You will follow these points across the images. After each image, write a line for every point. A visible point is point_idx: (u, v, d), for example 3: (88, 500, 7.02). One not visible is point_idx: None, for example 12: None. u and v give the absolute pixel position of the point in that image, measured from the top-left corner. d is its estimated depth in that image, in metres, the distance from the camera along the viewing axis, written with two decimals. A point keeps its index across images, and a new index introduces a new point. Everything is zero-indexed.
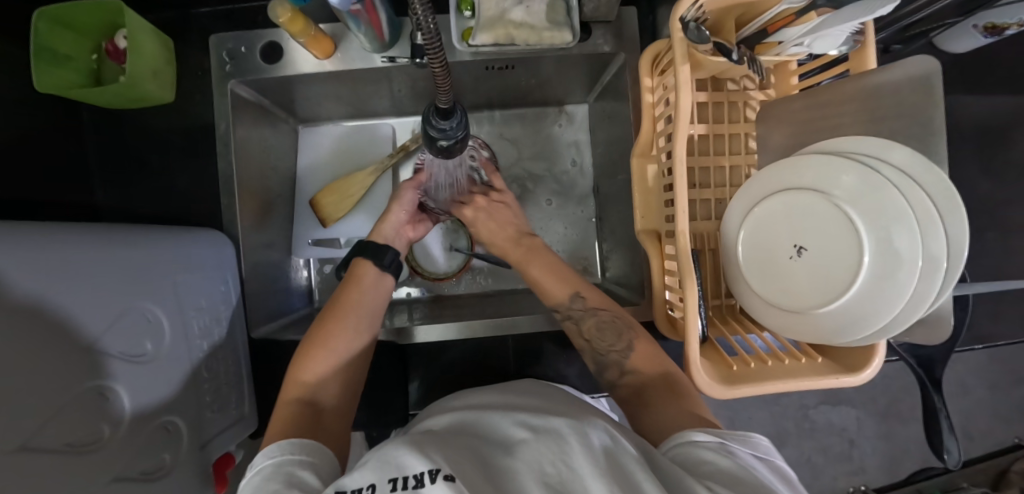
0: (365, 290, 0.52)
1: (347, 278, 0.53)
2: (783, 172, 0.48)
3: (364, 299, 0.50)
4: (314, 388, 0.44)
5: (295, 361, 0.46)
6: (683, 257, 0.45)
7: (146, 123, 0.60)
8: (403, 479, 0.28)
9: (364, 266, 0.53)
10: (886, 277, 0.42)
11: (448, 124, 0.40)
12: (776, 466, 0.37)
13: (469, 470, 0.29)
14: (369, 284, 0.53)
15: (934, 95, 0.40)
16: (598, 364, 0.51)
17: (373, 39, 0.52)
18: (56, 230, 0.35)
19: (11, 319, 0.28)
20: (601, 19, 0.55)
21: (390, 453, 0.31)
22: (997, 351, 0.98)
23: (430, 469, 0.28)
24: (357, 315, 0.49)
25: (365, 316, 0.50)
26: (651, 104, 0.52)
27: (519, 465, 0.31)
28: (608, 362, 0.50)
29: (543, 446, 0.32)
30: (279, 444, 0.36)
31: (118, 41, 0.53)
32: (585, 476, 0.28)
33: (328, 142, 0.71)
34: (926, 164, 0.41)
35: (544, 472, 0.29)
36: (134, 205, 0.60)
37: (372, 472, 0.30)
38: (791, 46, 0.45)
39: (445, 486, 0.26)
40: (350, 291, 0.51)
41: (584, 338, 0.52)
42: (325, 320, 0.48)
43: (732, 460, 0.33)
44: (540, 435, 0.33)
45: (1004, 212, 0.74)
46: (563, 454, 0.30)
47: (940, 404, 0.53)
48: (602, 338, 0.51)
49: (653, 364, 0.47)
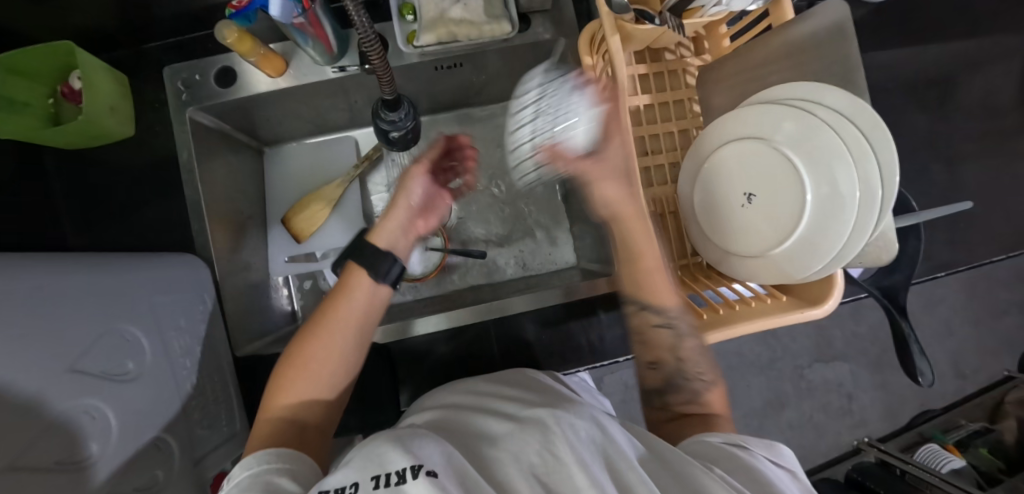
0: (354, 303, 0.47)
1: (339, 284, 0.49)
2: (731, 123, 0.51)
3: (351, 314, 0.47)
4: (297, 406, 0.44)
5: (277, 375, 0.46)
6: (640, 220, 0.47)
7: (110, 159, 0.61)
8: (386, 476, 0.27)
9: (357, 277, 0.48)
10: (829, 214, 0.45)
11: (397, 116, 0.42)
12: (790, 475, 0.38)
13: (453, 465, 0.29)
14: (362, 299, 0.48)
15: (847, 37, 0.43)
16: (671, 384, 0.48)
17: (322, 53, 0.54)
18: (24, 259, 0.36)
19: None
20: (537, 9, 0.58)
21: (374, 451, 0.30)
22: (972, 285, 1.01)
23: (413, 465, 0.27)
24: (342, 334, 0.46)
25: (350, 333, 0.46)
26: (594, 80, 0.54)
27: (503, 456, 0.32)
28: (687, 386, 0.47)
29: (530, 437, 0.33)
30: (256, 456, 0.36)
31: (73, 83, 0.54)
32: (568, 467, 0.30)
33: (294, 162, 0.73)
34: (851, 100, 0.44)
35: (531, 463, 0.30)
36: (104, 242, 0.60)
37: (356, 471, 0.28)
38: (712, 7, 0.48)
39: (428, 484, 0.26)
40: (338, 305, 0.47)
41: (676, 356, 0.48)
42: (306, 338, 0.46)
43: (741, 457, 0.36)
44: (524, 428, 0.35)
45: (947, 148, 0.78)
46: (549, 445, 0.31)
47: (909, 329, 0.55)
48: (691, 362, 0.48)
49: (722, 407, 0.47)
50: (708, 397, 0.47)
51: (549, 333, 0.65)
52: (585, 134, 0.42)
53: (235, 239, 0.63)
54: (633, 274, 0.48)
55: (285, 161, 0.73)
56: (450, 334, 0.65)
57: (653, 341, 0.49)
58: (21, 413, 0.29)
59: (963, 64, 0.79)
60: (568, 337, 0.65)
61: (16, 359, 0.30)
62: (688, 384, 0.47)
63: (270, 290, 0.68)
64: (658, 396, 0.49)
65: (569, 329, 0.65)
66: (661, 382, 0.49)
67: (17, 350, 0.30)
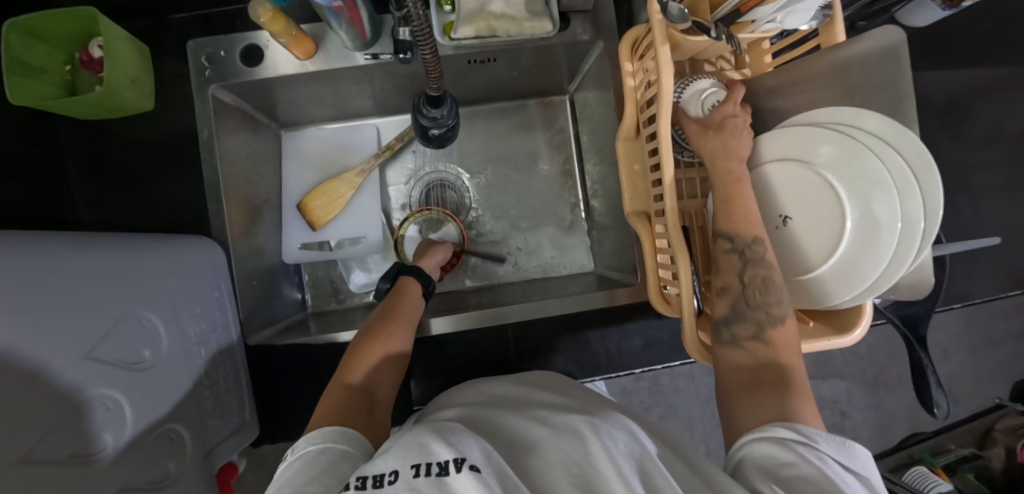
0: (414, 302, 0.55)
1: (396, 291, 0.55)
2: (772, 144, 0.50)
3: (413, 312, 0.53)
4: (372, 379, 0.44)
5: (347, 358, 0.46)
6: (674, 234, 0.46)
7: (126, 132, 0.59)
8: (428, 466, 0.25)
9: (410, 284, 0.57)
10: (868, 244, 0.44)
11: (439, 112, 0.42)
12: (870, 481, 0.33)
13: (494, 464, 0.27)
14: (415, 301, 0.55)
15: (902, 63, 0.42)
16: (732, 312, 0.42)
17: (354, 37, 0.52)
18: (44, 243, 0.34)
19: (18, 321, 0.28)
20: (578, 9, 0.56)
21: (415, 439, 0.28)
22: (974, 313, 1.01)
23: (456, 458, 0.25)
24: (409, 322, 0.51)
25: (413, 324, 0.52)
26: (633, 88, 0.53)
27: (545, 464, 0.30)
28: (746, 314, 0.41)
29: (568, 444, 0.32)
30: (319, 431, 0.35)
31: (93, 52, 0.53)
32: (607, 478, 0.28)
33: (311, 146, 0.71)
34: (896, 128, 0.43)
35: (573, 473, 0.29)
36: (116, 219, 0.58)
37: (395, 458, 0.27)
38: (765, 24, 0.47)
39: (473, 479, 0.24)
40: (404, 302, 0.53)
41: (742, 279, 0.42)
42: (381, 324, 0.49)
43: (809, 461, 0.31)
44: (559, 433, 0.34)
45: (968, 177, 0.77)
46: (587, 456, 0.30)
47: (927, 360, 0.56)
48: (762, 292, 0.41)
49: (792, 349, 0.40)
50: (776, 334, 0.40)
51: (564, 339, 0.65)
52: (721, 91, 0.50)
53: (249, 223, 0.61)
54: (720, 203, 0.43)
55: (304, 143, 0.71)
56: (463, 335, 0.64)
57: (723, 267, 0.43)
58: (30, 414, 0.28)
59: (995, 92, 0.78)
60: (583, 344, 0.65)
61: (26, 351, 0.28)
62: (751, 312, 0.41)
63: (282, 276, 0.66)
64: (725, 329, 0.42)
65: (584, 336, 0.65)
66: (727, 309, 0.42)
67: (29, 343, 0.28)
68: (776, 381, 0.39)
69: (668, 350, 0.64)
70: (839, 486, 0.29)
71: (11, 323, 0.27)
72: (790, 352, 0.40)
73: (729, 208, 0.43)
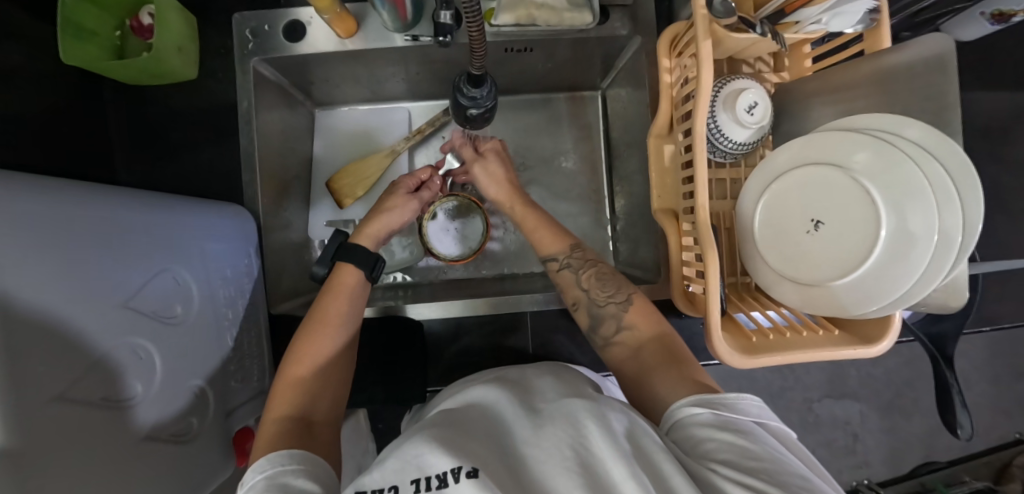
0: (347, 296, 0.49)
1: (328, 287, 0.50)
2: (803, 149, 0.50)
3: (349, 311, 0.48)
4: (307, 402, 0.42)
5: (278, 379, 0.44)
6: (704, 230, 0.45)
7: (169, 100, 0.61)
8: (426, 480, 0.28)
9: (344, 275, 0.50)
10: (902, 254, 0.43)
11: (478, 92, 0.42)
12: (773, 425, 0.36)
13: (496, 468, 0.28)
14: (347, 294, 0.49)
15: (948, 71, 0.41)
16: (592, 318, 0.50)
17: (396, 19, 0.52)
18: (90, 191, 0.36)
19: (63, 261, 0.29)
20: (619, 3, 0.56)
21: (410, 451, 0.30)
22: (1000, 343, 0.98)
23: (453, 469, 0.27)
24: (339, 327, 0.47)
25: (348, 326, 0.48)
26: (669, 84, 0.53)
27: (540, 454, 0.29)
28: (603, 315, 0.49)
29: (560, 430, 0.30)
30: (268, 457, 0.34)
31: (143, 18, 0.56)
32: (606, 461, 0.28)
33: (342, 125, 0.72)
34: (940, 137, 0.43)
35: (564, 457, 0.28)
36: (153, 182, 0.60)
37: (393, 473, 0.29)
38: (809, 25, 0.46)
39: (472, 485, 0.26)
40: (335, 302, 0.48)
41: (582, 287, 0.50)
42: (306, 335, 0.46)
43: (728, 437, 0.32)
44: (550, 421, 0.32)
45: (1008, 199, 0.75)
46: (581, 438, 0.29)
47: (952, 378, 0.54)
48: (599, 286, 0.50)
49: (650, 322, 0.47)
50: (628, 315, 0.47)
51: (580, 332, 0.65)
52: (746, 83, 0.51)
53: (279, 197, 0.62)
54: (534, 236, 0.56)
55: (335, 123, 0.72)
56: (481, 320, 0.65)
57: (563, 284, 0.52)
58: (66, 351, 0.29)
59: None
60: None
61: (61, 296, 0.28)
62: (599, 312, 0.49)
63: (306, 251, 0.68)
64: (601, 339, 0.49)
65: None
66: (585, 322, 0.51)
67: (64, 286, 0.29)
68: (662, 359, 0.43)
69: None
70: (753, 447, 0.31)
71: (44, 263, 0.27)
72: (655, 327, 0.46)
73: (533, 230, 0.56)
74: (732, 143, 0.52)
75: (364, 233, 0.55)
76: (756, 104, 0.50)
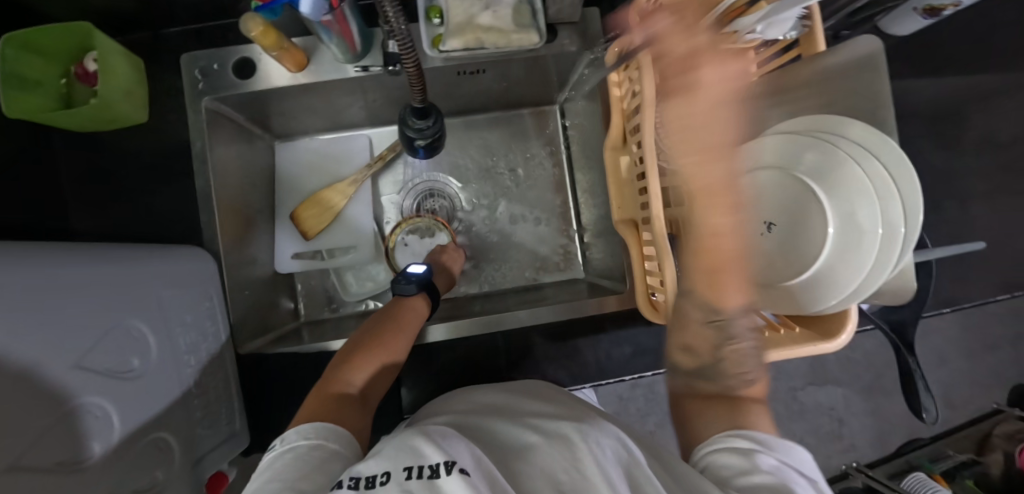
0: (417, 315, 0.56)
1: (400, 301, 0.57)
2: (758, 149, 0.51)
3: (415, 323, 0.55)
4: (361, 382, 0.45)
5: (339, 360, 0.47)
6: (660, 241, 0.46)
7: (119, 144, 0.60)
8: (419, 468, 0.25)
9: (419, 299, 0.57)
10: (851, 248, 0.44)
11: (425, 123, 0.43)
12: (823, 488, 0.33)
13: (488, 466, 0.28)
14: (416, 314, 0.56)
15: (880, 71, 0.43)
16: (704, 377, 0.42)
17: (345, 51, 0.53)
18: (34, 252, 0.35)
19: (14, 326, 0.29)
20: (567, 20, 0.58)
21: (409, 442, 0.28)
22: (969, 318, 1.01)
23: (446, 460, 0.25)
24: (408, 333, 0.53)
25: (409, 339, 0.53)
26: (618, 98, 0.54)
27: (531, 469, 0.30)
28: (723, 385, 0.41)
29: (558, 451, 0.31)
30: (313, 428, 0.35)
31: (87, 64, 0.54)
32: (594, 480, 0.28)
33: (304, 156, 0.72)
34: (877, 135, 0.44)
35: (560, 477, 0.29)
36: (108, 230, 0.59)
37: (388, 460, 0.27)
38: (746, 34, 0.48)
39: (461, 480, 0.24)
40: (406, 313, 0.55)
41: (716, 355, 0.41)
42: (380, 332, 0.51)
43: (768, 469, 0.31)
44: (551, 437, 0.33)
45: (958, 182, 0.78)
46: (577, 460, 0.30)
47: (915, 365, 0.56)
48: (737, 365, 0.41)
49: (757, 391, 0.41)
50: (747, 392, 0.40)
51: (554, 346, 0.65)
52: None
53: (242, 234, 0.62)
54: (702, 267, 0.36)
55: (297, 154, 0.72)
56: (454, 342, 0.65)
57: (694, 339, 0.41)
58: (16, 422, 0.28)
59: (981, 100, 0.79)
60: (572, 352, 0.65)
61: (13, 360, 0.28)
62: (725, 381, 0.41)
63: (274, 285, 0.67)
64: (688, 377, 0.43)
65: (576, 344, 0.65)
66: (693, 367, 0.43)
67: (13, 355, 0.28)
68: (728, 405, 0.40)
69: (656, 357, 0.65)
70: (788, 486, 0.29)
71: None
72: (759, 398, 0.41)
73: (713, 284, 0.36)
74: None
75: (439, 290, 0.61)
76: None
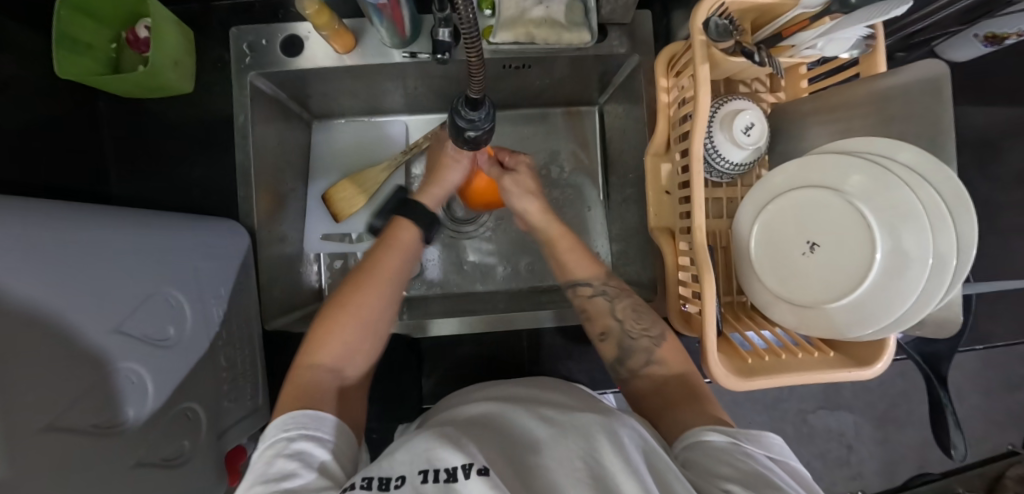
0: (398, 250, 0.48)
1: (385, 239, 0.48)
2: (798, 170, 0.49)
3: (400, 264, 0.47)
4: (339, 357, 0.41)
5: (312, 334, 0.42)
6: (699, 251, 0.45)
7: (162, 113, 0.60)
8: (434, 472, 0.26)
9: (403, 229, 0.49)
10: (897, 274, 0.43)
11: (477, 115, 0.43)
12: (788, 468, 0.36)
13: (502, 468, 0.28)
14: (404, 247, 0.48)
15: (942, 96, 0.40)
16: (623, 349, 0.49)
17: (394, 35, 0.52)
18: (82, 214, 0.35)
19: (64, 290, 0.29)
20: (616, 22, 0.56)
21: (421, 444, 0.28)
22: (993, 356, 0.98)
23: (464, 464, 0.25)
24: (390, 281, 0.45)
25: (396, 282, 0.46)
26: (667, 104, 0.53)
27: (548, 463, 0.29)
28: (635, 347, 0.48)
29: (572, 442, 0.30)
30: (292, 417, 0.35)
31: (140, 31, 0.55)
32: (615, 472, 0.28)
33: (341, 138, 0.72)
34: (933, 162, 0.41)
35: (574, 467, 0.28)
36: (145, 197, 0.60)
37: (402, 462, 0.27)
38: (803, 50, 0.47)
39: (483, 482, 0.24)
40: (388, 254, 0.47)
41: (617, 317, 0.49)
42: (352, 287, 0.44)
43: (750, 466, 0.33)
44: (565, 431, 0.32)
45: (999, 217, 0.76)
46: (592, 450, 0.29)
47: (946, 398, 0.55)
48: (635, 318, 0.49)
49: (681, 361, 0.47)
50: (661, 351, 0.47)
51: (575, 349, 0.65)
52: (741, 104, 0.51)
53: (275, 211, 0.62)
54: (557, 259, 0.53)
55: (331, 135, 0.72)
56: (477, 336, 0.65)
57: (594, 312, 0.51)
58: (62, 385, 0.28)
59: None
60: (592, 356, 0.65)
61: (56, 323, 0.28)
62: (635, 344, 0.48)
63: (301, 265, 0.68)
64: (622, 366, 0.49)
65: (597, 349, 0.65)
66: (615, 353, 0.49)
67: (56, 315, 0.28)
68: (683, 396, 0.44)
69: None
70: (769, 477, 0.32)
71: (36, 295, 0.26)
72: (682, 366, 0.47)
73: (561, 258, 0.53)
74: (729, 167, 0.53)
75: (427, 192, 0.54)
76: (753, 124, 0.50)
